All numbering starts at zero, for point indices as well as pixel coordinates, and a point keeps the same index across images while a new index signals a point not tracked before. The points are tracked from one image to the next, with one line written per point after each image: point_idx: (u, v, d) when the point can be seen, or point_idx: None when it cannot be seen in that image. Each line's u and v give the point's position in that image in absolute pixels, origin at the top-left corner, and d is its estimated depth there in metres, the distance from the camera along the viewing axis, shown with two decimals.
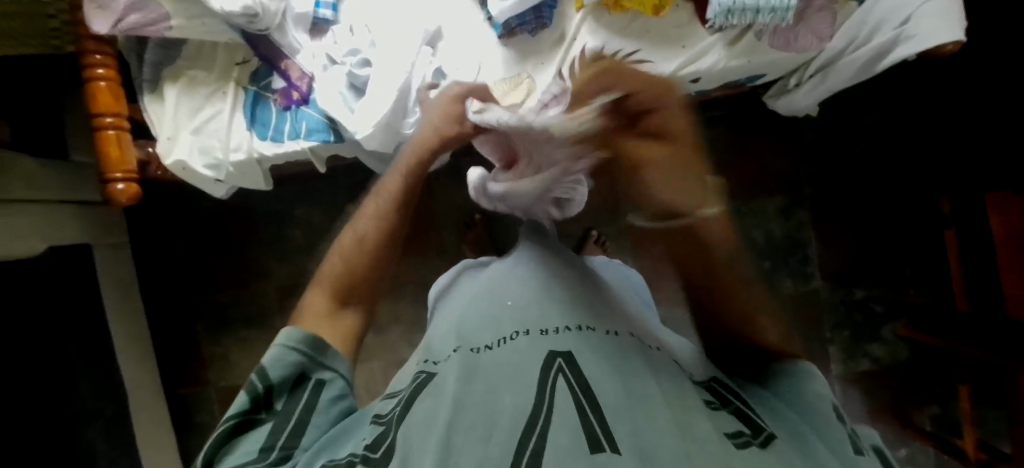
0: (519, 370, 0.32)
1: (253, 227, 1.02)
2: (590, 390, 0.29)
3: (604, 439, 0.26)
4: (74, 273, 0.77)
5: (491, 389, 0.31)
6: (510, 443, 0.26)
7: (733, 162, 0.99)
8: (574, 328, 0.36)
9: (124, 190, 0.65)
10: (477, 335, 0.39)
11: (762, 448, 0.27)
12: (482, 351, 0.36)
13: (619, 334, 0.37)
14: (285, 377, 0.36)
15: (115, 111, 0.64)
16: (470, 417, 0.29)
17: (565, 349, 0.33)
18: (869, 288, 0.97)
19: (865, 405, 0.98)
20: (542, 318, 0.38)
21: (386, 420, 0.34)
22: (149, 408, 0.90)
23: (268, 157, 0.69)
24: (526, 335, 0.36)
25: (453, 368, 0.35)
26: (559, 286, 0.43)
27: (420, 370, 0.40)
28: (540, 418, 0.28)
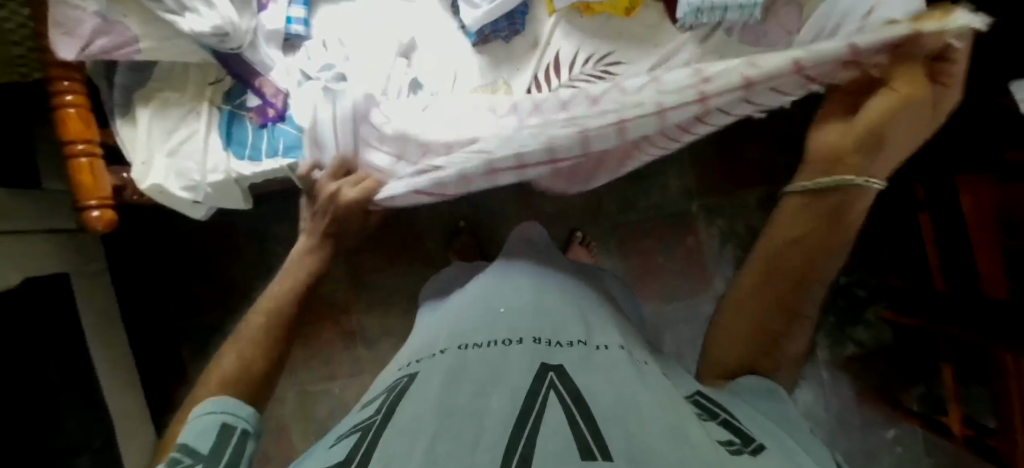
0: (510, 376, 0.33)
1: (236, 246, 1.01)
2: (581, 398, 0.30)
3: (594, 446, 0.26)
4: (52, 303, 0.75)
5: (479, 391, 0.32)
6: (498, 445, 0.26)
7: (712, 156, 1.00)
8: (566, 343, 0.38)
9: (100, 216, 0.64)
10: (468, 339, 0.40)
11: (753, 456, 0.28)
12: (470, 348, 0.38)
13: (609, 347, 0.38)
14: (209, 429, 0.40)
15: (87, 138, 0.63)
16: (455, 421, 0.29)
17: (557, 362, 0.34)
18: (851, 273, 0.99)
19: (853, 388, 1.00)
20: (535, 331, 0.39)
21: (362, 428, 0.33)
22: (137, 436, 0.88)
23: (246, 177, 0.68)
24: (518, 344, 0.37)
25: (442, 370, 0.36)
26: (550, 302, 0.45)
27: (402, 374, 0.40)
28: (529, 422, 0.28)
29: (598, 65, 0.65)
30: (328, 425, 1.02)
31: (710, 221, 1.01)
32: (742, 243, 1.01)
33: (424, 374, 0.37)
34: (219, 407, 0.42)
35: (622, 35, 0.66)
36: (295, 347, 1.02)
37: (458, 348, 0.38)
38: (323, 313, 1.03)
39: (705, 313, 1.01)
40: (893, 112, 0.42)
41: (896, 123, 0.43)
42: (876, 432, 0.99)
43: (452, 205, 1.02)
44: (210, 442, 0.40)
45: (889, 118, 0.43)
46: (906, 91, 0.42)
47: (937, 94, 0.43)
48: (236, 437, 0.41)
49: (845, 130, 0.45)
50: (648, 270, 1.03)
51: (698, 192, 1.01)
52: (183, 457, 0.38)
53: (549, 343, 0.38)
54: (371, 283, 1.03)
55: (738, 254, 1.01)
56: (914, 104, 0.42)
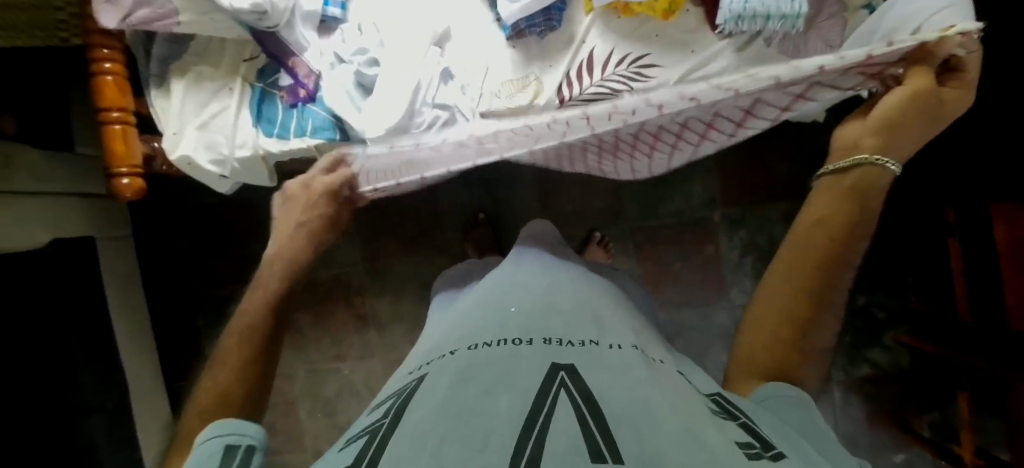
0: (520, 377, 0.33)
1: (256, 221, 1.02)
2: (593, 399, 0.29)
3: (605, 446, 0.25)
4: (76, 265, 0.77)
5: (487, 390, 0.31)
6: (506, 445, 0.26)
7: (739, 167, 0.99)
8: (578, 343, 0.37)
9: (130, 184, 0.65)
10: (478, 339, 0.40)
11: (774, 460, 0.27)
12: (480, 349, 0.38)
13: (621, 347, 0.38)
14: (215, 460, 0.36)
15: (121, 106, 0.64)
16: (462, 422, 0.29)
17: (567, 362, 0.34)
18: (870, 295, 0.98)
19: (864, 410, 0.99)
20: (544, 330, 0.39)
21: (373, 430, 0.33)
22: (151, 401, 0.91)
23: (274, 154, 0.69)
24: (529, 344, 0.37)
25: (451, 370, 0.36)
26: (558, 300, 0.45)
27: (412, 376, 0.40)
28: (537, 422, 0.27)
29: (632, 66, 0.64)
30: (334, 405, 1.04)
31: (731, 232, 1.00)
32: (762, 255, 0.99)
33: (434, 374, 0.37)
34: (222, 431, 0.38)
35: (659, 38, 0.64)
36: (308, 325, 1.04)
37: (469, 349, 0.38)
38: (337, 294, 1.04)
39: (719, 324, 1.00)
40: (911, 100, 0.40)
41: (908, 122, 0.40)
42: (884, 456, 0.97)
43: (472, 196, 1.02)
44: None
45: (901, 118, 0.40)
46: (915, 87, 0.40)
47: (949, 98, 0.42)
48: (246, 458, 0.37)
49: (866, 127, 0.41)
50: (664, 276, 1.02)
51: (722, 201, 1.00)
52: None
53: (559, 342, 0.37)
54: (386, 268, 1.04)
55: (757, 266, 0.99)
56: (930, 95, 0.40)
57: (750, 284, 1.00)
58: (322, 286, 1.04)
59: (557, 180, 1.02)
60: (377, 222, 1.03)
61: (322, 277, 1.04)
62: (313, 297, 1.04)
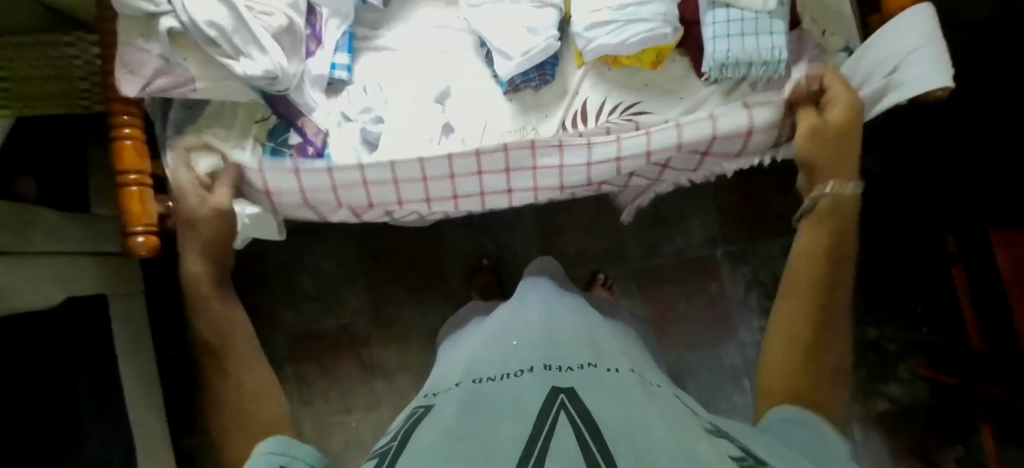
0: (520, 402, 0.32)
1: (264, 274, 1.04)
2: (592, 416, 0.29)
3: (601, 458, 0.24)
4: (83, 323, 0.77)
5: (490, 416, 0.31)
6: (504, 460, 0.25)
7: (737, 204, 1.01)
8: (576, 367, 0.37)
9: (145, 242, 0.67)
10: (482, 371, 0.40)
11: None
12: (484, 381, 0.37)
13: (618, 371, 0.38)
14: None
15: (139, 168, 0.66)
16: (462, 442, 0.28)
17: (567, 386, 0.33)
18: (880, 327, 0.94)
19: (888, 450, 0.95)
20: (545, 359, 0.39)
21: (380, 452, 0.32)
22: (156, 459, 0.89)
23: (284, 211, 0.73)
24: (530, 372, 0.37)
25: (454, 398, 0.35)
26: (558, 327, 0.46)
27: (417, 406, 0.39)
28: (538, 438, 0.27)
29: (625, 113, 0.68)
30: (341, 460, 1.01)
31: (734, 268, 1.00)
32: (767, 290, 1.00)
33: (439, 403, 0.36)
34: (269, 450, 0.42)
35: (648, 86, 0.69)
36: (314, 377, 1.04)
37: (472, 382, 0.38)
38: (344, 344, 1.04)
39: (728, 362, 0.99)
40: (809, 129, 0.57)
41: (830, 139, 0.56)
42: None
43: (476, 242, 1.04)
44: None
45: (818, 129, 0.56)
46: (810, 122, 0.57)
47: (831, 116, 0.56)
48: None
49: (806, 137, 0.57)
50: (670, 316, 1.02)
51: (722, 238, 1.01)
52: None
53: (559, 368, 0.37)
54: (393, 316, 1.04)
55: (763, 301, 0.99)
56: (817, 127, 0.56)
57: (758, 321, 1.00)
58: (328, 337, 1.04)
59: (559, 224, 1.04)
60: (383, 270, 1.04)
61: (328, 328, 1.04)
62: (319, 348, 1.04)
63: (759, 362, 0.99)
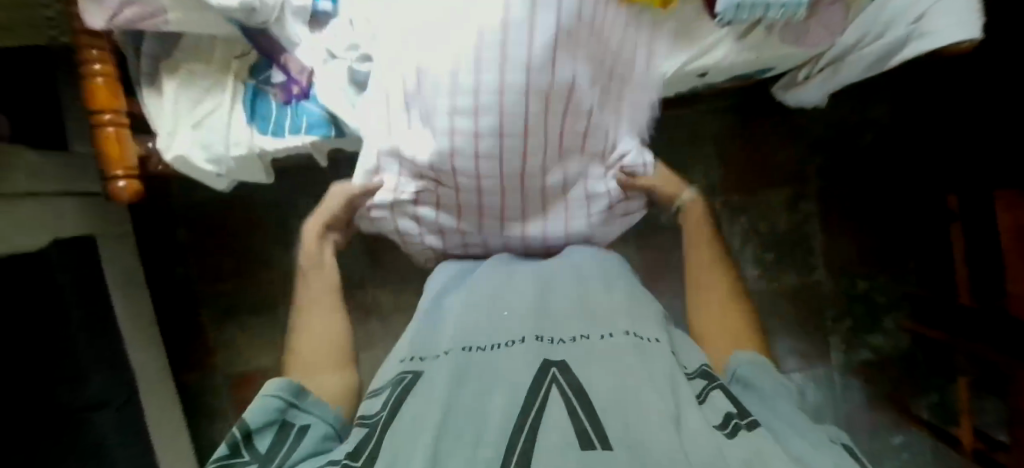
0: (511, 373, 0.31)
1: (256, 216, 1.02)
2: (585, 392, 0.28)
3: (594, 438, 0.24)
4: (76, 266, 0.76)
5: (483, 390, 0.30)
6: (500, 438, 0.25)
7: (740, 154, 0.98)
8: (569, 340, 0.35)
9: (126, 187, 0.65)
10: (474, 336, 0.36)
11: (750, 431, 0.29)
12: (475, 350, 0.34)
13: (613, 336, 0.35)
14: (269, 420, 0.41)
15: (113, 108, 0.63)
16: (458, 422, 0.28)
17: (559, 359, 0.32)
18: (872, 279, 0.98)
19: (864, 396, 0.99)
20: (536, 329, 0.36)
21: (370, 422, 0.32)
22: (158, 393, 0.92)
23: (269, 151, 0.71)
24: (521, 344, 0.34)
25: (443, 369, 0.32)
26: (554, 291, 0.42)
27: (404, 368, 0.36)
28: (532, 413, 0.27)
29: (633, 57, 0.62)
30: None
31: (733, 219, 0.99)
32: (763, 242, 1.00)
33: (428, 371, 0.33)
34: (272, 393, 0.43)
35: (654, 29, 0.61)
36: None
37: (462, 349, 0.35)
38: None
39: None
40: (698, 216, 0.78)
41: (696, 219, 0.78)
42: (883, 439, 0.97)
43: None
44: (268, 439, 0.40)
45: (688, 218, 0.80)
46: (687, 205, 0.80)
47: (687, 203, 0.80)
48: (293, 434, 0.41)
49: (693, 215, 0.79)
50: None
51: (722, 189, 0.99)
52: (242, 450, 0.39)
53: (551, 341, 0.35)
54: (388, 260, 1.04)
55: (758, 253, 0.99)
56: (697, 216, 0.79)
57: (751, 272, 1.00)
58: None
59: None
60: None
61: None
62: None
63: None
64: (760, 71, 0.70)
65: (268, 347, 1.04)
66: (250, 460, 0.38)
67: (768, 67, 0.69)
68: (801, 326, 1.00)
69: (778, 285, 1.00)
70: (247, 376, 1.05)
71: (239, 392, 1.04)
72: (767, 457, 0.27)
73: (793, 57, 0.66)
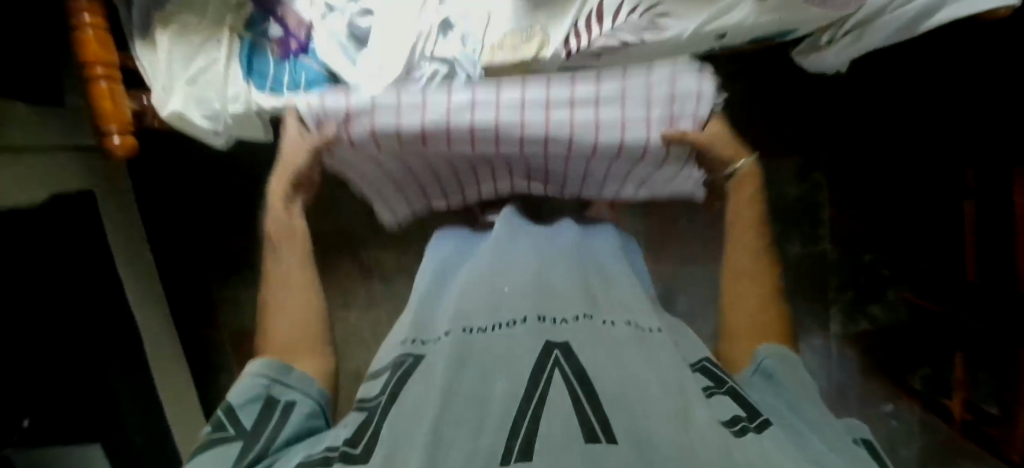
0: (512, 356, 0.30)
1: (257, 173, 1.00)
2: (588, 378, 0.28)
3: (599, 431, 0.24)
4: (71, 224, 0.75)
5: (483, 374, 0.29)
6: (503, 427, 0.25)
7: (754, 119, 0.95)
8: (571, 321, 0.34)
9: (122, 143, 0.63)
10: (473, 315, 0.35)
11: (759, 434, 0.29)
12: (476, 332, 0.33)
13: (615, 324, 0.34)
14: (253, 398, 0.41)
15: (105, 61, 0.60)
16: (460, 406, 0.27)
17: (562, 341, 0.31)
18: (877, 252, 0.97)
19: (858, 364, 1.01)
20: (538, 308, 0.35)
21: (370, 405, 0.32)
22: (164, 348, 0.94)
23: (268, 109, 0.67)
24: (523, 324, 0.33)
25: (443, 352, 0.31)
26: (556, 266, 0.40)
27: (404, 351, 0.35)
28: (533, 404, 0.26)
29: (647, 15, 0.61)
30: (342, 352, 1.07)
31: None
32: (770, 211, 0.98)
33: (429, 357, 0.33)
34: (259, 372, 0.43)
35: None
36: None
37: (462, 331, 0.33)
38: (342, 247, 1.04)
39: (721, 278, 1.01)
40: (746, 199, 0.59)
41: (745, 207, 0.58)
42: (873, 406, 1.00)
43: None
44: (253, 417, 0.40)
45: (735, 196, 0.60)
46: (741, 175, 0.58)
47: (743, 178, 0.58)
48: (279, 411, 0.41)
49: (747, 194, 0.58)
50: (670, 232, 1.01)
51: None
52: (227, 427, 0.39)
53: (554, 321, 0.33)
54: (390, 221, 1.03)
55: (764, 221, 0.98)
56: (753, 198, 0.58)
57: None
58: (326, 238, 1.04)
59: None
60: None
61: (325, 229, 1.03)
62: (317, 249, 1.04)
63: None
64: (780, 34, 0.65)
65: None
66: (234, 437, 0.38)
67: (788, 32, 0.65)
68: (802, 295, 1.00)
69: (782, 254, 0.99)
70: (251, 331, 1.06)
71: (244, 346, 1.06)
72: (773, 454, 0.26)
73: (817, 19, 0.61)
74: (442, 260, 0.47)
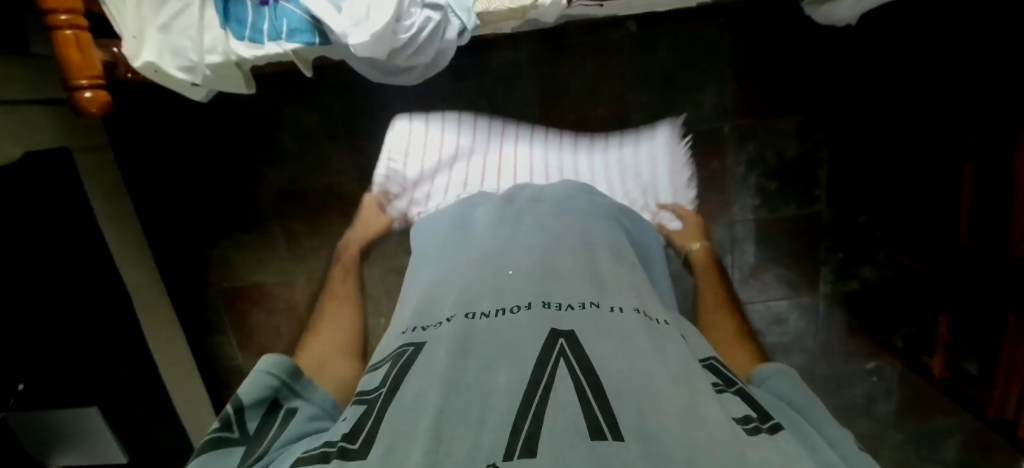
0: (516, 344, 0.29)
1: (240, 128, 0.96)
2: (594, 371, 0.27)
3: (605, 427, 0.23)
4: (51, 181, 0.72)
5: (487, 363, 0.28)
6: (504, 422, 0.24)
7: (756, 73, 0.92)
8: (577, 307, 0.33)
9: (93, 98, 0.60)
10: (476, 299, 0.34)
11: (772, 435, 0.26)
12: (478, 317, 0.32)
13: (623, 312, 0.33)
14: (260, 397, 0.35)
15: (70, 7, 0.55)
16: (461, 399, 0.26)
17: (568, 329, 0.30)
18: (872, 214, 0.97)
19: (845, 324, 1.03)
20: (543, 292, 0.34)
21: (370, 399, 0.30)
22: (154, 308, 0.93)
23: (247, 60, 0.64)
24: (527, 310, 0.32)
25: (445, 340, 0.31)
26: (561, 251, 0.39)
27: (405, 340, 0.34)
28: (537, 394, 0.25)
29: None
30: None
31: (740, 145, 0.96)
32: (768, 171, 0.97)
33: (430, 343, 0.32)
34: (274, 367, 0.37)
35: None
36: (305, 236, 1.02)
37: (464, 317, 0.33)
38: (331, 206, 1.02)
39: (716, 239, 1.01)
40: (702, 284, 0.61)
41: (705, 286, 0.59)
42: (856, 363, 1.03)
43: (468, 102, 0.96)
44: (256, 420, 0.34)
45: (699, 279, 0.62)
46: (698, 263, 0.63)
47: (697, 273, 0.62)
48: (281, 416, 0.34)
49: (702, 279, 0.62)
50: None
51: (733, 112, 0.94)
52: (231, 426, 0.33)
53: (559, 308, 0.32)
54: None
55: (761, 181, 0.97)
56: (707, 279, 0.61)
57: (752, 201, 0.98)
58: (314, 196, 1.01)
59: (561, 86, 0.95)
60: (365, 128, 0.97)
61: (313, 186, 1.00)
62: (306, 208, 1.01)
63: (746, 241, 1.00)
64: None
65: (263, 264, 1.04)
66: (238, 440, 0.32)
67: None
68: (795, 255, 1.00)
69: (778, 215, 0.99)
70: (243, 291, 1.06)
71: (237, 306, 1.06)
72: (790, 456, 0.24)
73: None
74: (447, 238, 0.47)
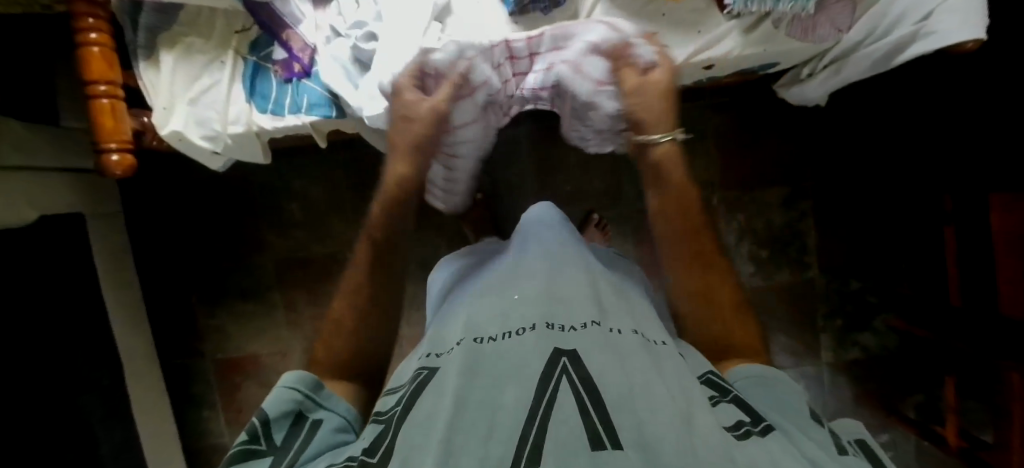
0: (522, 361, 0.30)
1: (250, 197, 1.00)
2: (595, 385, 0.27)
3: (605, 435, 0.24)
4: (61, 244, 0.74)
5: (494, 382, 0.29)
6: (512, 432, 0.24)
7: (737, 149, 0.99)
8: (579, 327, 0.33)
9: (119, 161, 0.63)
10: (484, 325, 0.35)
11: (761, 438, 0.28)
12: (486, 341, 0.33)
13: (623, 332, 0.34)
14: (286, 412, 0.39)
15: (108, 79, 0.60)
16: (471, 415, 0.26)
17: (570, 347, 0.31)
18: (864, 280, 0.99)
19: (853, 393, 1.01)
20: (547, 315, 0.34)
21: (386, 418, 0.31)
22: (142, 375, 0.90)
23: (268, 130, 0.69)
24: (532, 331, 0.33)
25: (455, 363, 0.31)
26: (565, 276, 0.40)
27: (421, 366, 0.35)
28: (542, 406, 0.26)
29: None
30: None
31: (730, 215, 1.00)
32: (758, 239, 1.00)
33: (442, 366, 0.32)
34: (298, 385, 0.41)
35: (666, 17, 0.61)
36: (302, 303, 1.02)
37: (472, 342, 0.33)
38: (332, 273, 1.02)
39: None
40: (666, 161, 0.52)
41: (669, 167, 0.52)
42: None
43: None
44: (283, 431, 0.38)
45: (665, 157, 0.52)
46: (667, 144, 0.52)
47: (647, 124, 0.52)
48: (307, 428, 0.39)
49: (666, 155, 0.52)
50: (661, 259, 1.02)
51: (719, 184, 0.99)
52: (257, 439, 0.37)
53: (562, 329, 0.33)
54: None
55: (753, 249, 1.00)
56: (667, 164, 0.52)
57: (747, 268, 1.01)
58: (315, 265, 1.02)
59: (558, 160, 1.01)
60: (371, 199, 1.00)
61: (315, 255, 1.01)
62: (309, 276, 1.02)
63: None
64: (764, 66, 0.68)
65: (258, 333, 1.02)
66: (265, 452, 0.37)
67: (771, 64, 0.68)
68: (795, 323, 1.01)
69: (773, 282, 1.01)
70: (234, 362, 1.03)
71: (226, 377, 1.03)
72: (779, 458, 0.25)
73: (798, 52, 0.64)
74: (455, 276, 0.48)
